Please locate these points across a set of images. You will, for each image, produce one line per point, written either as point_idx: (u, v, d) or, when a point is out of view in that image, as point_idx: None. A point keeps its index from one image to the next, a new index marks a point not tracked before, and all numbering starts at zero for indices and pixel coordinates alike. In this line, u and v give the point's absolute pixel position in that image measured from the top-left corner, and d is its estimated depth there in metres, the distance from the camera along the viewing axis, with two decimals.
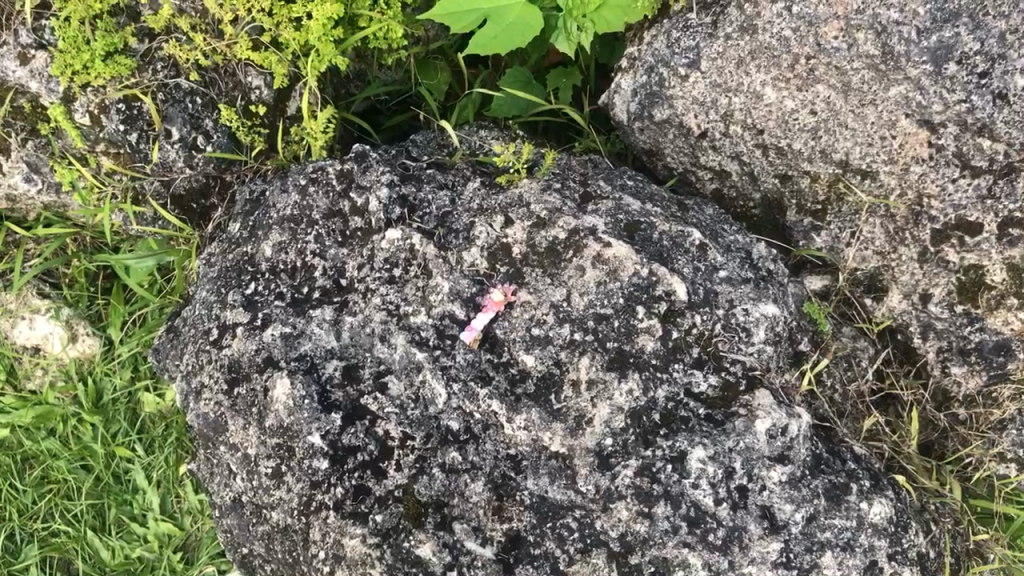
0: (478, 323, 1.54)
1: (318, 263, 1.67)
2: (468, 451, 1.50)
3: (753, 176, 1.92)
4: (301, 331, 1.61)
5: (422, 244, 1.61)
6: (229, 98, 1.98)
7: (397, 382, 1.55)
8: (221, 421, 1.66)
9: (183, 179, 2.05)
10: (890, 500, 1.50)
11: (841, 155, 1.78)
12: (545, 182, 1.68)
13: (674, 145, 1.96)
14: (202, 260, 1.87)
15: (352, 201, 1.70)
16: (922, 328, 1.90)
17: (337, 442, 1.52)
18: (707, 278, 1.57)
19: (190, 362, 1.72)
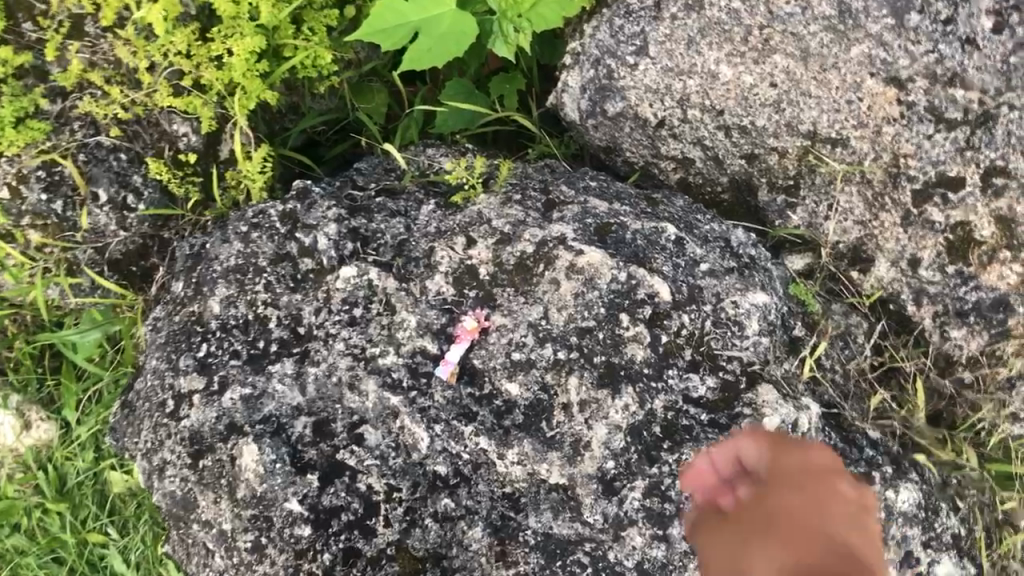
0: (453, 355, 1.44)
1: (272, 314, 1.54)
2: (460, 495, 1.40)
3: (719, 161, 1.81)
4: (262, 391, 1.49)
5: (382, 278, 1.51)
6: (156, 150, 1.87)
7: (374, 431, 1.44)
8: (190, 498, 1.52)
9: (119, 242, 1.91)
10: (915, 484, 1.42)
11: (808, 126, 1.70)
12: (503, 196, 1.58)
13: (633, 139, 1.83)
14: (149, 326, 1.73)
15: (299, 242, 1.58)
16: (914, 295, 1.81)
17: (318, 504, 1.41)
18: (689, 273, 1.46)
19: (149, 439, 1.58)
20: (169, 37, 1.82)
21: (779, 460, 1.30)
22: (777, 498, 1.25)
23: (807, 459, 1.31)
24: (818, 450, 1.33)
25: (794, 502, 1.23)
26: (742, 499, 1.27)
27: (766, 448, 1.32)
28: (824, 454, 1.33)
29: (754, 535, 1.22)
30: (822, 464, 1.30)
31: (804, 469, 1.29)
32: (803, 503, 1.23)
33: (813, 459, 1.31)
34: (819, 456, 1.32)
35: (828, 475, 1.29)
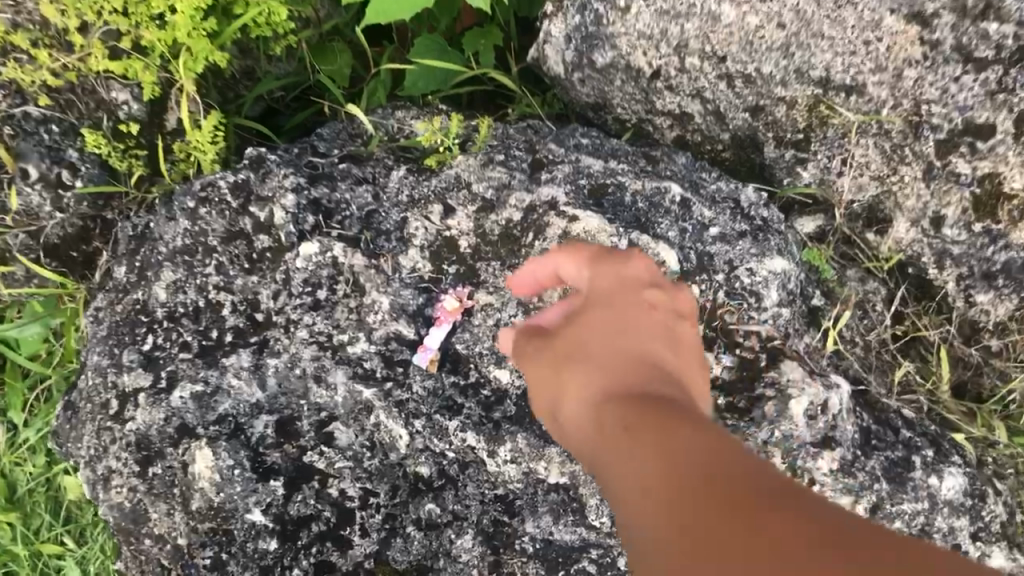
0: (431, 339, 1.29)
1: (225, 299, 1.37)
2: (446, 499, 1.27)
3: (720, 115, 1.65)
4: (216, 387, 1.28)
5: (348, 255, 1.29)
6: (93, 120, 1.66)
7: (346, 430, 1.27)
8: (141, 510, 1.34)
9: (56, 226, 1.71)
10: (959, 469, 1.26)
11: (820, 72, 1.51)
12: (484, 155, 1.36)
13: (624, 93, 1.67)
14: (89, 317, 1.53)
15: (254, 217, 1.37)
16: (937, 256, 1.63)
17: (285, 514, 1.26)
18: (698, 239, 1.29)
19: (92, 446, 1.37)
20: None
21: (597, 278, 1.26)
22: (584, 318, 1.30)
23: (620, 272, 1.25)
24: (636, 261, 1.25)
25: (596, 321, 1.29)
26: (557, 355, 1.26)
27: (584, 264, 1.26)
28: (636, 262, 1.25)
29: (582, 385, 1.26)
30: (634, 278, 1.25)
31: (618, 291, 1.26)
32: (624, 347, 1.28)
33: (629, 278, 1.25)
34: (635, 271, 1.25)
35: (643, 300, 1.26)
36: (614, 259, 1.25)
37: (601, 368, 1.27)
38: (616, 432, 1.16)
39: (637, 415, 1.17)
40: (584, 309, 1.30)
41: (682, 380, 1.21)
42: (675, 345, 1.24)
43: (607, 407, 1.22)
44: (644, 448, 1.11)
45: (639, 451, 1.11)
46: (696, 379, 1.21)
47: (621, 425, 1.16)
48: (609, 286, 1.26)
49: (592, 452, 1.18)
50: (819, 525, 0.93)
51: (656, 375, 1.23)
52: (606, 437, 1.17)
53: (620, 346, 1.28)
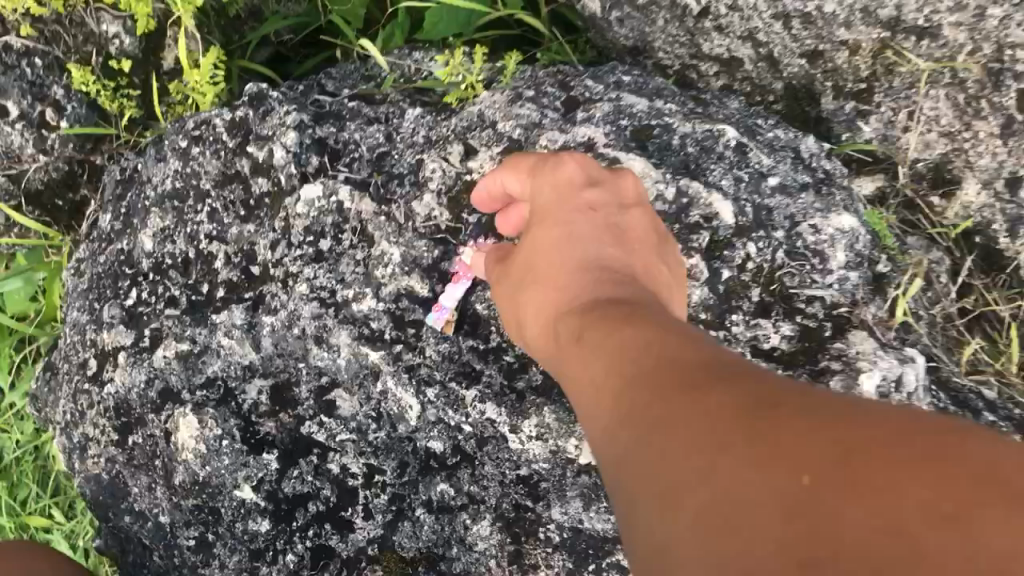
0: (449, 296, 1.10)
1: (217, 249, 1.21)
2: (461, 479, 1.09)
3: (773, 61, 1.48)
4: (205, 347, 1.15)
5: (355, 199, 1.15)
6: (81, 54, 1.51)
7: (348, 399, 1.12)
8: (119, 482, 1.22)
9: (37, 169, 1.56)
10: None
11: (890, 10, 1.35)
12: (512, 91, 1.22)
13: (667, 35, 1.51)
14: (71, 269, 1.40)
15: (252, 158, 1.22)
16: (1010, 224, 1.46)
17: (278, 492, 1.12)
18: (755, 190, 1.13)
19: (68, 410, 1.27)
20: None
21: (537, 187, 1.04)
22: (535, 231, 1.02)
23: (557, 178, 1.03)
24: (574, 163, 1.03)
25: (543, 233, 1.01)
26: (516, 278, 1.01)
27: (527, 177, 1.05)
28: (577, 164, 1.03)
29: (541, 306, 0.97)
30: (574, 179, 1.02)
31: (558, 192, 1.02)
32: (593, 251, 0.97)
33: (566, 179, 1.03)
34: (577, 175, 1.03)
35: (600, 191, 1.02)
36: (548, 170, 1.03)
37: (567, 280, 0.96)
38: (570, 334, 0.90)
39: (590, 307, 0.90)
40: (540, 222, 1.02)
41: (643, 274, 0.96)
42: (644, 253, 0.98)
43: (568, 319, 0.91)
44: (593, 331, 0.87)
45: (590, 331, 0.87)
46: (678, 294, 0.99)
47: (569, 322, 0.91)
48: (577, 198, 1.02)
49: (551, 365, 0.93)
50: (821, 438, 0.59)
51: (613, 278, 0.94)
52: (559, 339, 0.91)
53: (593, 251, 0.97)
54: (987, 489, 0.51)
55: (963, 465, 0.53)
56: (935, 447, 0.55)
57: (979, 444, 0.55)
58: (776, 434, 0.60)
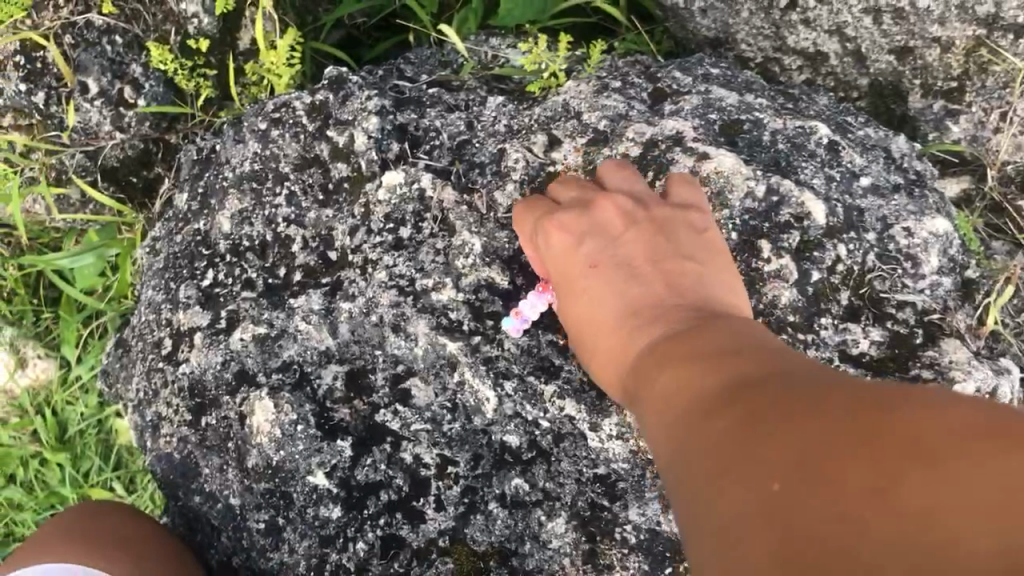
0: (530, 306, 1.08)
1: (296, 234, 1.21)
2: (537, 475, 1.08)
3: (860, 57, 1.44)
4: (281, 330, 1.15)
5: (437, 188, 1.15)
6: (160, 33, 1.51)
7: (424, 388, 1.11)
8: (190, 462, 1.22)
9: (114, 146, 1.57)
10: None
11: (988, 8, 1.32)
12: (598, 81, 1.20)
13: (751, 27, 1.47)
14: (146, 248, 1.41)
15: (331, 142, 1.22)
16: None
17: (351, 480, 1.10)
18: (846, 190, 1.11)
19: (142, 388, 1.28)
20: None
21: (544, 259, 1.05)
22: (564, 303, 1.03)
23: (555, 250, 1.03)
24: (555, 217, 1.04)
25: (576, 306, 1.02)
26: (575, 342, 1.02)
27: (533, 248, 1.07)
28: (556, 218, 1.04)
29: (591, 351, 0.98)
30: (560, 244, 1.03)
31: (565, 259, 1.03)
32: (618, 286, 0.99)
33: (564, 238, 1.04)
34: (570, 227, 1.04)
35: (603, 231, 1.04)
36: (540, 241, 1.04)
37: (604, 320, 0.98)
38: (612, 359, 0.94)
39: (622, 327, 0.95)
40: (563, 284, 1.03)
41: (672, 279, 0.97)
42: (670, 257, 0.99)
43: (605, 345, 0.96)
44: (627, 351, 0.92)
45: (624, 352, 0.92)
46: (726, 280, 0.97)
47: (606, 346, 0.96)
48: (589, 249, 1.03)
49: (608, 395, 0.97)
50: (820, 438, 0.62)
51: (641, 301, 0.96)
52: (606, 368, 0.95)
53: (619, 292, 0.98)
54: (938, 455, 0.57)
55: (925, 439, 0.58)
56: (893, 423, 0.61)
57: (943, 411, 0.60)
58: (773, 428, 0.66)
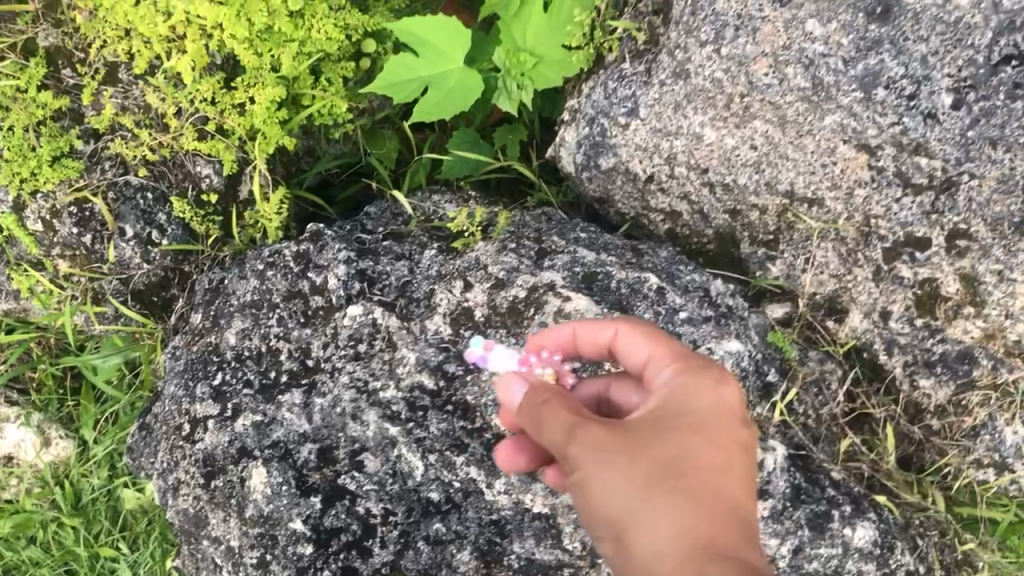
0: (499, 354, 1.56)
1: (283, 346, 1.68)
2: (451, 520, 1.52)
3: (704, 214, 1.95)
4: (272, 418, 1.61)
5: (385, 318, 1.63)
6: (180, 190, 2.02)
7: (373, 459, 1.55)
8: (201, 515, 1.64)
9: (142, 275, 2.06)
10: (873, 524, 1.53)
11: (786, 186, 1.82)
12: (500, 243, 1.71)
13: (624, 192, 2.00)
14: (167, 354, 1.85)
15: (311, 280, 1.70)
16: (886, 345, 1.93)
17: (320, 525, 1.52)
18: (669, 321, 1.59)
19: (166, 459, 1.70)
20: (196, 86, 1.97)
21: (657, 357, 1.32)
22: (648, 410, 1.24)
23: (689, 371, 1.28)
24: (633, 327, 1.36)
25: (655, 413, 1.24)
26: (589, 435, 1.18)
27: (648, 338, 1.35)
28: (640, 327, 1.36)
29: (621, 473, 1.15)
30: (703, 376, 1.27)
31: (689, 385, 1.26)
32: (686, 437, 1.20)
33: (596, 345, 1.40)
34: (663, 353, 1.32)
35: (685, 381, 1.26)
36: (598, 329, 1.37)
37: (660, 455, 1.17)
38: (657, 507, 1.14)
39: (685, 487, 1.16)
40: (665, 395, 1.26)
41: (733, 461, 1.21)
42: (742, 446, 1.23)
43: (656, 487, 1.15)
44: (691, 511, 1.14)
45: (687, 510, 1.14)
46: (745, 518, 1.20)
47: (660, 491, 1.14)
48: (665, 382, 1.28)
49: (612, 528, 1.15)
50: None
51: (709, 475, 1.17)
52: (644, 506, 1.14)
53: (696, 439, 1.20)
54: None
55: None
56: None
57: None
58: None
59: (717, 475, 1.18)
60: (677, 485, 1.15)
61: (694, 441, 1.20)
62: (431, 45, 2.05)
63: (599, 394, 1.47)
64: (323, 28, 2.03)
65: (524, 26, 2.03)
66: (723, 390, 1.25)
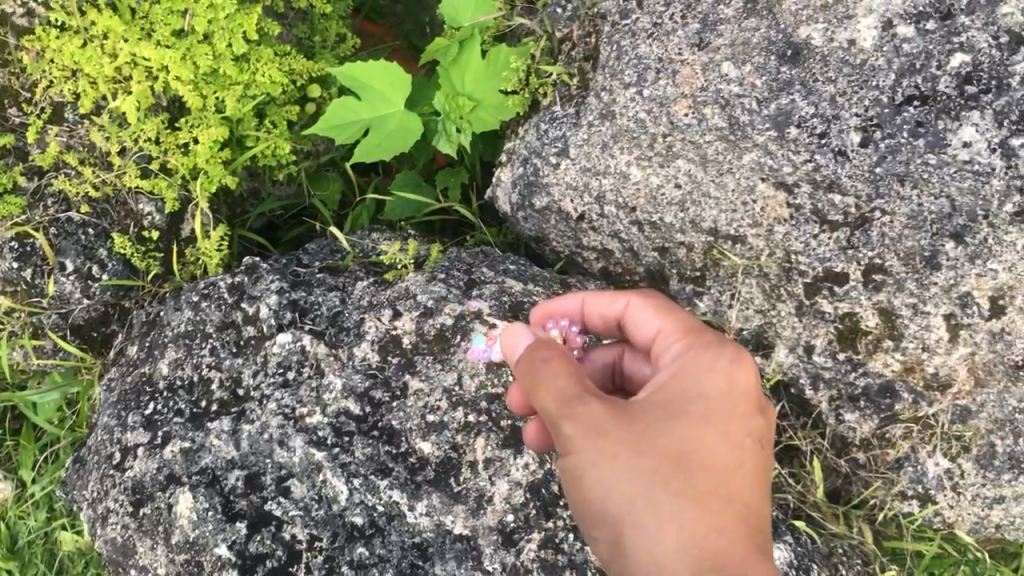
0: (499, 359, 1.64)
1: (215, 375, 1.70)
2: (374, 544, 1.52)
3: (634, 252, 2.02)
4: (201, 444, 1.63)
5: (313, 345, 1.68)
6: (121, 227, 2.06)
7: (299, 485, 1.57)
8: (129, 544, 1.62)
9: (82, 309, 2.09)
10: (788, 545, 1.61)
11: (709, 224, 1.88)
12: (429, 274, 1.79)
13: (558, 231, 2.08)
14: (102, 386, 1.87)
15: (244, 311, 1.76)
16: (811, 379, 1.95)
17: (245, 551, 1.52)
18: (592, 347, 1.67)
19: (95, 489, 1.70)
20: (140, 125, 2.02)
21: (671, 336, 1.40)
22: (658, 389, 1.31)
23: (703, 353, 1.32)
24: (645, 300, 1.47)
25: (662, 392, 1.30)
26: (588, 417, 1.26)
27: (658, 312, 1.45)
28: (652, 301, 1.47)
29: (620, 462, 1.22)
30: (717, 358, 1.31)
31: (704, 367, 1.30)
32: (692, 424, 1.25)
33: (608, 314, 1.53)
34: (675, 330, 1.40)
35: (697, 358, 1.31)
36: (610, 300, 1.49)
37: (662, 445, 1.23)
38: (654, 499, 1.21)
39: (687, 480, 1.21)
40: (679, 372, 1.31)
41: (741, 450, 1.25)
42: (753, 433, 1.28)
43: (657, 480, 1.21)
44: (693, 508, 1.20)
45: (686, 503, 1.20)
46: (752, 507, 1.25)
47: (659, 484, 1.21)
48: (674, 361, 1.34)
49: (611, 514, 1.23)
50: None
51: (709, 466, 1.23)
52: (641, 497, 1.21)
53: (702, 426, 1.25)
54: None
55: None
56: None
57: None
58: None
59: (722, 468, 1.23)
60: (675, 477, 1.21)
61: (701, 431, 1.25)
62: (374, 88, 2.11)
63: (611, 363, 1.61)
64: (268, 73, 2.10)
65: (463, 71, 2.11)
66: (734, 374, 1.29)
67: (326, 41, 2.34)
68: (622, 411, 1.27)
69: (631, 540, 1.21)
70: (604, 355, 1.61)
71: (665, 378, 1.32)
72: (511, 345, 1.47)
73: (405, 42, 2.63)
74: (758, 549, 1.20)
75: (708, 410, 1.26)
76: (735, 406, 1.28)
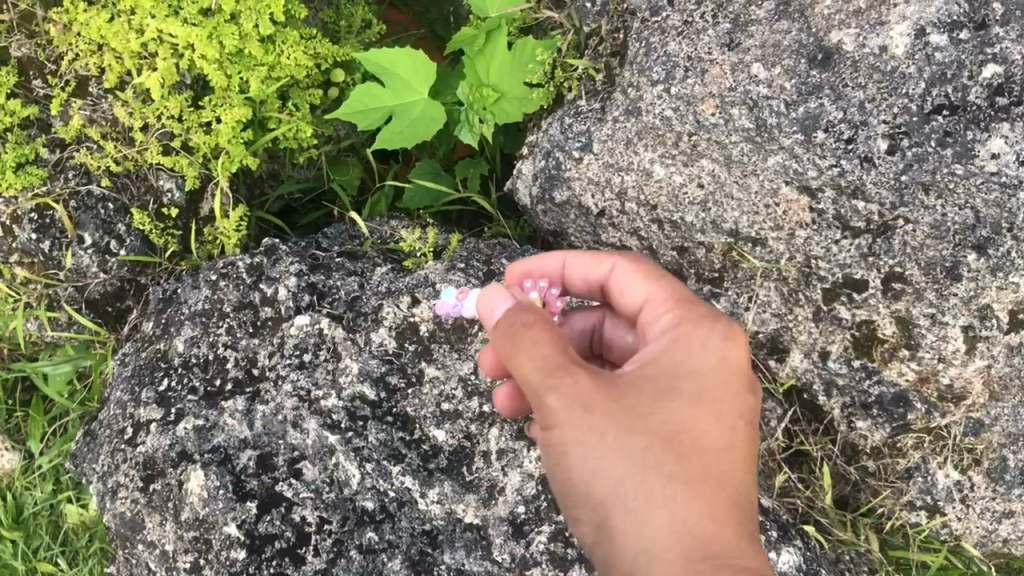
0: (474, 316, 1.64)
1: (230, 355, 1.71)
2: (384, 530, 1.52)
3: (653, 251, 2.02)
4: (214, 423, 1.62)
5: (331, 328, 1.68)
6: (141, 202, 2.06)
7: (312, 467, 1.57)
8: (138, 519, 1.62)
9: (99, 283, 2.09)
10: (797, 549, 1.60)
11: (731, 225, 1.87)
12: (448, 263, 1.80)
13: (577, 225, 2.08)
14: (116, 361, 1.87)
15: (262, 292, 1.76)
16: (824, 385, 1.95)
17: (254, 531, 1.51)
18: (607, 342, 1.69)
19: (106, 463, 1.69)
20: (163, 102, 2.01)
21: (663, 306, 1.38)
22: (648, 363, 1.29)
23: (699, 327, 1.30)
24: (634, 266, 1.46)
25: (653, 366, 1.28)
26: (576, 392, 1.22)
27: (649, 280, 1.44)
28: (640, 267, 1.46)
29: (611, 439, 1.20)
30: (710, 333, 1.29)
31: (696, 343, 1.28)
32: (685, 403, 1.24)
33: (591, 277, 1.54)
34: (666, 300, 1.38)
35: (690, 332, 1.30)
36: (598, 265, 1.48)
37: (654, 425, 1.22)
38: (646, 480, 1.19)
39: (679, 461, 1.20)
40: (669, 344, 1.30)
41: (732, 432, 1.25)
42: (743, 414, 1.27)
43: (648, 462, 1.20)
44: (684, 490, 1.19)
45: (678, 486, 1.19)
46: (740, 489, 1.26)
47: (650, 464, 1.20)
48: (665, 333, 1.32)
49: (596, 494, 1.22)
50: None
51: (701, 449, 1.22)
52: (631, 478, 1.20)
53: (695, 406, 1.24)
54: None
55: None
56: None
57: None
58: None
59: (713, 450, 1.23)
60: (666, 459, 1.20)
61: (694, 410, 1.24)
62: (397, 75, 2.10)
63: (592, 328, 1.64)
64: (294, 55, 2.09)
65: (489, 62, 2.08)
66: (727, 352, 1.28)
67: (351, 26, 2.33)
68: (609, 386, 1.24)
69: (617, 523, 1.21)
70: (583, 320, 1.64)
71: (654, 349, 1.31)
72: (487, 308, 1.42)
73: (430, 31, 2.62)
74: (744, 535, 1.21)
75: (700, 389, 1.25)
76: (728, 384, 1.27)
